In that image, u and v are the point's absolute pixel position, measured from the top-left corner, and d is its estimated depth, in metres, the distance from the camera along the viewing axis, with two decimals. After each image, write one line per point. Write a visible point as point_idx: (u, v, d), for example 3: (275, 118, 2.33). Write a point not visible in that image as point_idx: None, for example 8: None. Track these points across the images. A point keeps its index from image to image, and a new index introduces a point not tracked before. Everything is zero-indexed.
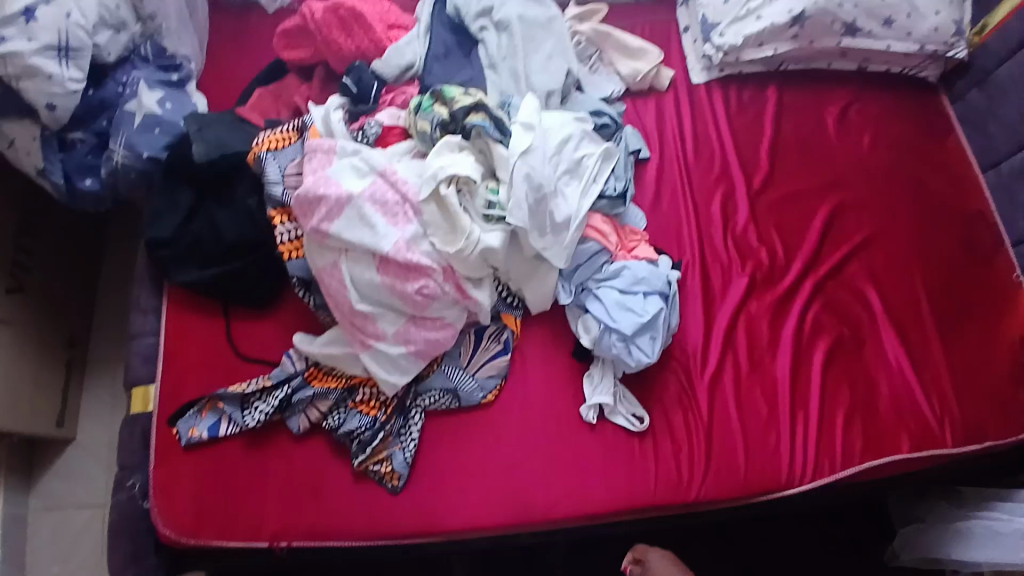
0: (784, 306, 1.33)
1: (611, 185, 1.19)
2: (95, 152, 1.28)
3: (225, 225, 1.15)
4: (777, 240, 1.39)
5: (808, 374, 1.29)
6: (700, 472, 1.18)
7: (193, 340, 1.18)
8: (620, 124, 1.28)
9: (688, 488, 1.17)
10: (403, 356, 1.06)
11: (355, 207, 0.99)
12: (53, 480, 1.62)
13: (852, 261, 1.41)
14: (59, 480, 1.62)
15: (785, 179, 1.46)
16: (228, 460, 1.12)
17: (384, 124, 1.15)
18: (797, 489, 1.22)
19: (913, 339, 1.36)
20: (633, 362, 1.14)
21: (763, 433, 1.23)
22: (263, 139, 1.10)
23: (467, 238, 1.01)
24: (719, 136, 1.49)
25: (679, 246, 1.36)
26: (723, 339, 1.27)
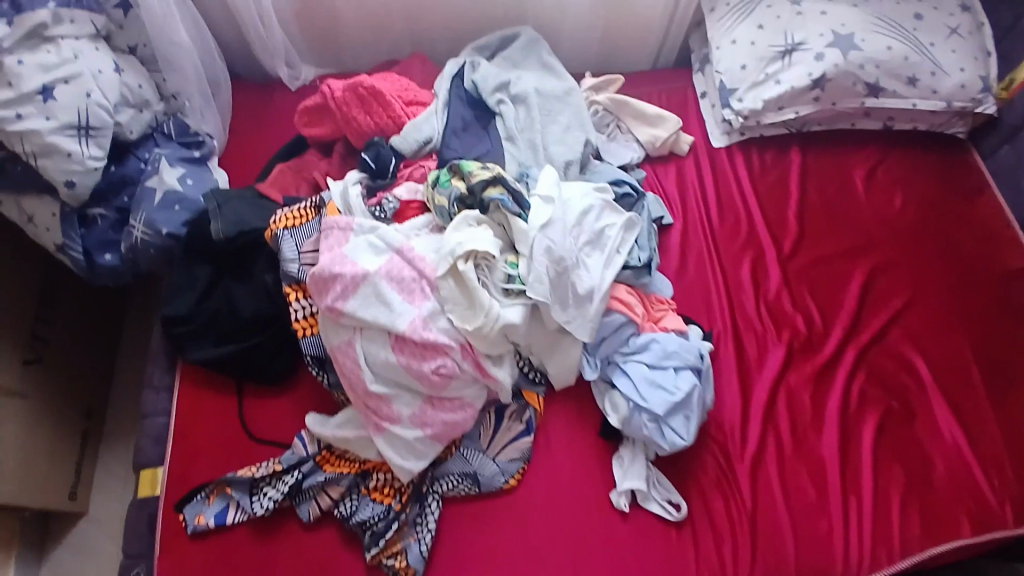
0: (826, 376, 1.25)
1: (635, 255, 1.16)
2: (115, 227, 1.30)
3: (241, 301, 1.14)
4: (812, 305, 1.32)
5: (857, 453, 1.19)
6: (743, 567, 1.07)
7: (204, 420, 1.14)
8: (642, 193, 1.26)
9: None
10: (419, 440, 1.00)
11: (371, 284, 0.97)
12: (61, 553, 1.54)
13: (894, 325, 1.32)
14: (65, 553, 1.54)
15: (815, 241, 1.41)
16: (235, 551, 1.05)
17: (403, 198, 1.14)
18: None
19: (964, 409, 1.24)
20: (665, 444, 1.06)
21: (812, 519, 1.12)
22: (280, 217, 1.11)
23: (487, 315, 0.97)
24: (743, 198, 1.45)
25: (709, 315, 1.30)
26: (763, 414, 1.19)
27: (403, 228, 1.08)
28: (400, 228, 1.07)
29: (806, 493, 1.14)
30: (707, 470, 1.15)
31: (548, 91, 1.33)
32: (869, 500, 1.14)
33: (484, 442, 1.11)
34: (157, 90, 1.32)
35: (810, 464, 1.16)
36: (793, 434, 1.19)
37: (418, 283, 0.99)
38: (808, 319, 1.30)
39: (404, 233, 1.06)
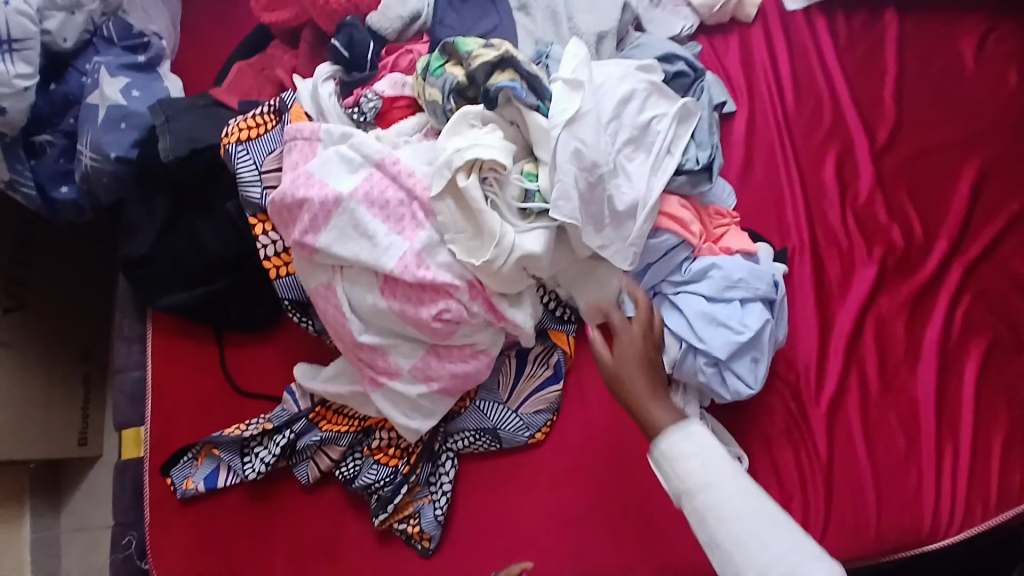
0: (926, 299, 1.00)
1: (691, 155, 0.90)
2: (67, 155, 1.10)
3: (206, 236, 0.96)
4: (910, 211, 1.05)
5: (960, 390, 0.96)
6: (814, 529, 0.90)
7: (182, 373, 1.00)
8: (700, 71, 0.96)
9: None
10: (424, 397, 0.83)
11: (346, 211, 0.75)
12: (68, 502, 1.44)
13: (1014, 233, 1.05)
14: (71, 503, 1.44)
15: (917, 129, 1.11)
16: (230, 517, 0.93)
17: (385, 94, 0.89)
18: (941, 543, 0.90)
19: None
20: (726, 393, 0.86)
21: (899, 470, 0.92)
22: (234, 127, 0.88)
23: (498, 245, 0.75)
24: (826, 75, 1.14)
25: (781, 230, 1.04)
26: (846, 348, 0.97)
27: (386, 134, 0.84)
28: (383, 136, 0.84)
29: (897, 442, 0.93)
30: (775, 418, 0.94)
31: None
32: (970, 448, 0.92)
33: (504, 391, 0.94)
34: None
35: (903, 408, 0.95)
36: (882, 371, 0.96)
37: (409, 207, 0.77)
38: (906, 228, 1.04)
39: (388, 142, 0.83)
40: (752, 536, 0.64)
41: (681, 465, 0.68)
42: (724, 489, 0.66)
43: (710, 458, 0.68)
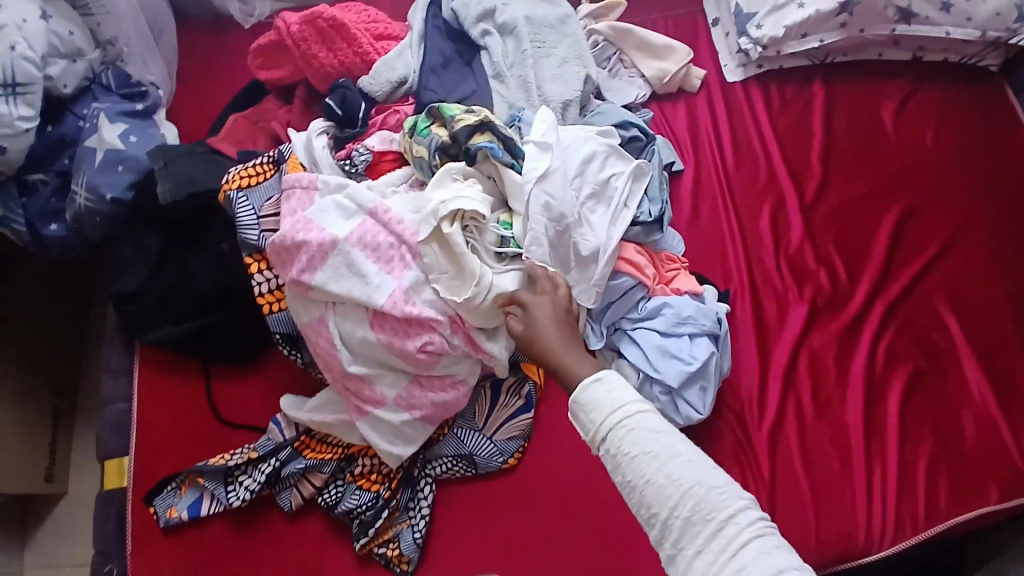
0: (852, 335, 1.14)
1: (645, 209, 1.03)
2: (58, 195, 1.14)
3: (197, 273, 1.02)
4: (836, 257, 1.20)
5: (883, 415, 1.08)
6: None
7: (170, 405, 1.04)
8: (651, 136, 1.11)
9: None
10: (407, 423, 0.90)
11: (341, 253, 0.84)
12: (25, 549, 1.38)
13: (925, 277, 1.20)
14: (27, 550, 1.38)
15: (840, 185, 1.27)
16: (212, 544, 0.97)
17: (375, 149, 1.00)
18: (876, 556, 0.99)
19: (1001, 365, 1.13)
20: (679, 419, 0.97)
21: (835, 487, 1.03)
22: (235, 175, 0.97)
23: (477, 285, 0.85)
24: (761, 139, 1.30)
25: (724, 272, 1.18)
26: (783, 378, 1.09)
27: (378, 185, 0.93)
28: (375, 186, 0.93)
29: (830, 462, 1.04)
30: (724, 442, 1.06)
31: (540, 18, 1.15)
32: (895, 466, 1.04)
33: (481, 419, 1.01)
34: (91, 36, 1.12)
35: (834, 432, 1.06)
36: (815, 398, 1.08)
37: (397, 249, 0.86)
38: (832, 273, 1.18)
39: (380, 191, 0.92)
40: (692, 524, 0.63)
41: (617, 447, 0.67)
42: (661, 459, 0.65)
43: (649, 438, 0.66)
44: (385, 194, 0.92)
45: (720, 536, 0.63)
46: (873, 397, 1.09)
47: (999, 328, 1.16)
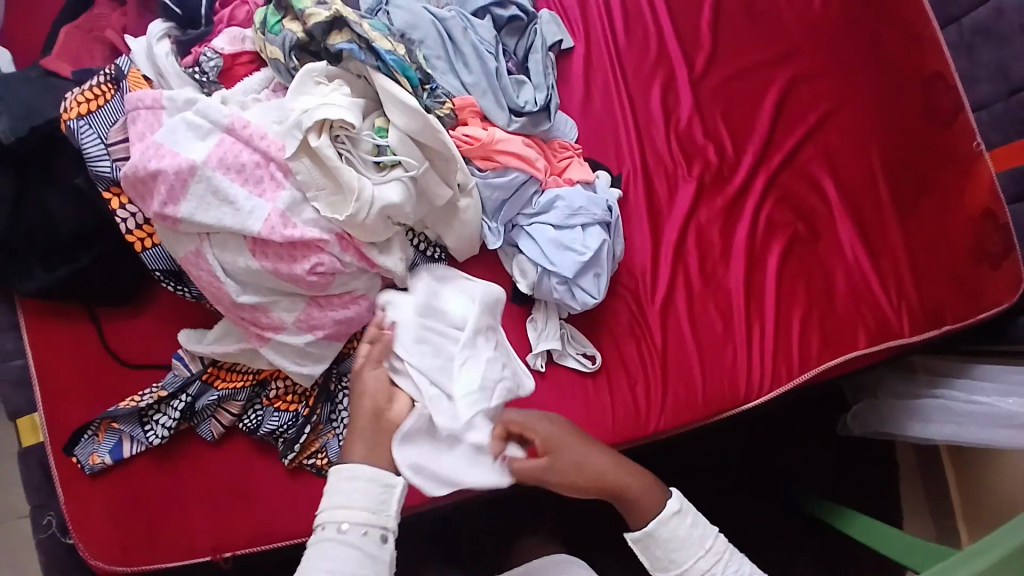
0: (737, 207, 1.20)
1: (529, 97, 1.01)
2: None
3: (57, 215, 0.93)
4: (723, 131, 1.23)
5: (763, 280, 1.18)
6: (655, 404, 1.10)
7: (63, 354, 1.00)
8: (532, 14, 1.06)
9: (644, 425, 1.08)
10: (313, 344, 0.90)
11: (203, 179, 0.78)
12: None
13: (806, 145, 1.26)
14: None
15: (730, 56, 1.27)
16: (139, 480, 0.98)
17: (225, 52, 0.89)
18: (757, 402, 1.13)
19: (868, 224, 1.24)
20: (577, 306, 1.01)
21: (721, 349, 1.14)
22: (71, 102, 0.85)
23: (358, 200, 0.82)
24: (651, 8, 1.26)
25: (617, 156, 1.18)
26: (673, 255, 1.15)
27: (233, 97, 0.85)
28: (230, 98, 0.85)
29: (716, 326, 1.15)
30: (621, 320, 1.13)
31: None
32: (772, 323, 1.16)
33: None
34: None
35: (719, 299, 1.16)
36: (702, 271, 1.16)
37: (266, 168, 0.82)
38: (719, 149, 1.22)
39: (237, 104, 0.84)
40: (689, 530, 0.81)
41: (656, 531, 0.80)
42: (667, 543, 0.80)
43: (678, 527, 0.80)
44: (244, 107, 0.84)
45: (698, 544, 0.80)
46: (754, 263, 1.18)
47: (865, 189, 1.25)
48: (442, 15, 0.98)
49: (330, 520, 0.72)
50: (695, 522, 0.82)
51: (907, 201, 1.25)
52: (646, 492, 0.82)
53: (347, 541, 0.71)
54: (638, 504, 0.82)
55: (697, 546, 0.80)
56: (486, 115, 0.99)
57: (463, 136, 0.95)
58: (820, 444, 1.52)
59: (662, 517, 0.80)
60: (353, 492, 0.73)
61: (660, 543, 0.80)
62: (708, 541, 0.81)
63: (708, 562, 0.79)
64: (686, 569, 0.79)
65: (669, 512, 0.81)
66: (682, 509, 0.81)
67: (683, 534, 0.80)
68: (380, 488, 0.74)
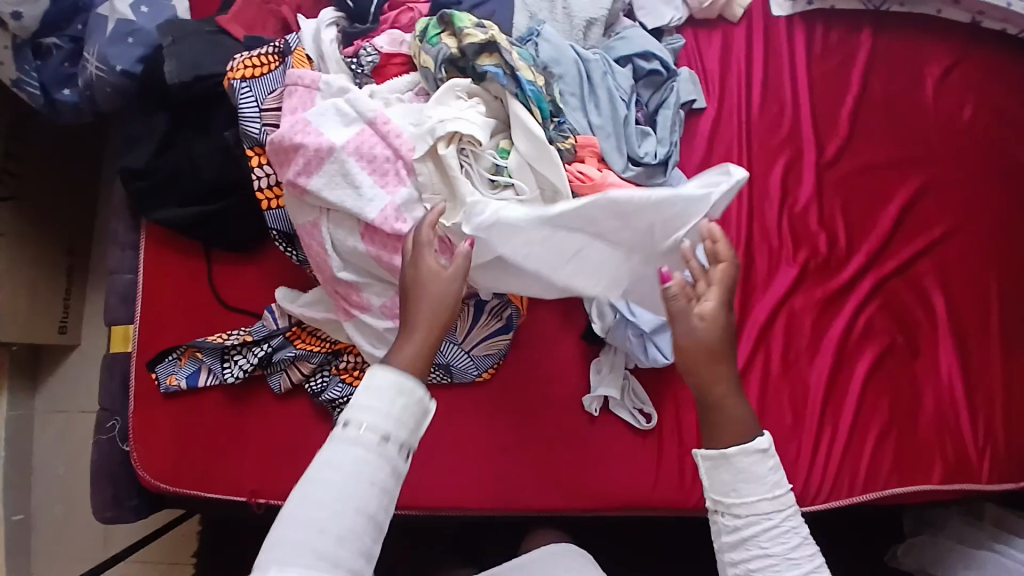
0: (835, 302, 1.15)
1: (650, 150, 1.02)
2: (72, 61, 1.12)
3: (201, 158, 1.03)
4: (839, 222, 1.18)
5: (846, 384, 1.12)
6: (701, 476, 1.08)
7: (172, 282, 1.09)
8: (672, 72, 1.07)
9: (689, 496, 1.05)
10: (390, 331, 0.93)
11: (337, 161, 0.84)
12: (36, 396, 1.48)
13: (925, 256, 1.19)
14: (36, 396, 1.48)
15: (864, 148, 1.23)
16: (205, 412, 1.05)
17: (384, 50, 0.96)
18: (808, 507, 1.08)
19: (971, 354, 1.15)
20: (646, 361, 1.01)
21: (783, 442, 1.09)
22: (238, 64, 0.94)
23: (466, 212, 0.86)
24: (793, 85, 1.24)
25: (722, 223, 1.17)
26: (757, 335, 1.12)
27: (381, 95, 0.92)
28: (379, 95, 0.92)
29: (785, 416, 1.10)
30: None
31: None
32: (845, 430, 1.10)
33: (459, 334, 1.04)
34: None
35: (795, 389, 1.11)
36: (785, 358, 1.12)
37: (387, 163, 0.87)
38: (830, 240, 1.17)
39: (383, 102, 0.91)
40: (769, 476, 0.77)
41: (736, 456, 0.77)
42: (739, 472, 0.77)
43: (759, 466, 0.76)
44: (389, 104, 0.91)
45: (770, 488, 0.76)
46: (841, 363, 1.13)
47: (982, 317, 1.17)
48: (587, 56, 1.01)
49: (369, 422, 0.66)
50: (776, 468, 0.77)
51: (1021, 341, 1.16)
52: (738, 419, 0.80)
53: (384, 452, 0.66)
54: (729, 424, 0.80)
55: (765, 487, 0.77)
56: (604, 156, 0.99)
57: (577, 174, 0.95)
58: (861, 565, 1.42)
59: (745, 447, 0.77)
60: (391, 401, 0.67)
61: (734, 469, 0.77)
62: (779, 488, 0.77)
63: (770, 506, 0.76)
64: (746, 502, 0.77)
65: (755, 447, 0.77)
66: (769, 450, 0.77)
67: (758, 472, 0.77)
68: (419, 411, 0.69)
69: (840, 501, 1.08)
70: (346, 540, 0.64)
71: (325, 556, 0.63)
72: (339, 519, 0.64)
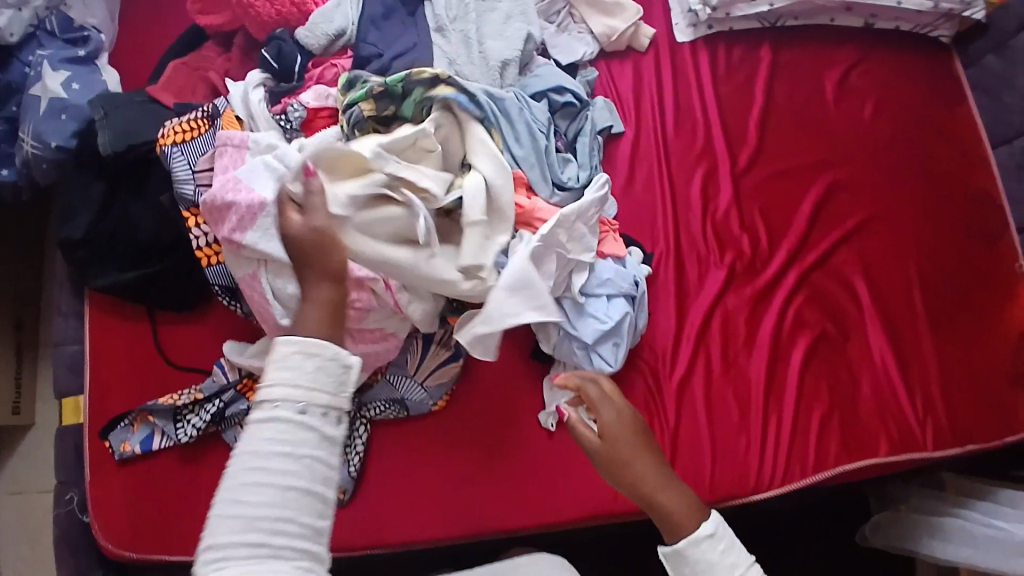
0: (766, 298, 1.22)
1: (572, 174, 1.10)
2: (9, 140, 1.15)
3: (140, 223, 1.05)
4: (760, 224, 1.27)
5: (786, 373, 1.18)
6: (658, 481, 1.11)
7: (120, 347, 1.10)
8: (585, 102, 1.15)
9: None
10: None
11: (269, 214, 0.88)
12: None
13: (844, 247, 1.28)
14: None
15: (776, 153, 1.33)
16: (162, 475, 1.05)
17: (310, 105, 1.01)
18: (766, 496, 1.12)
19: (900, 333, 1.23)
20: (593, 371, 1.06)
21: (733, 435, 1.14)
22: (170, 130, 0.98)
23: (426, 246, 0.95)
24: (703, 103, 1.34)
25: (652, 235, 1.24)
26: (696, 336, 1.18)
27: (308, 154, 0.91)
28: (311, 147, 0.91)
29: (731, 414, 1.15)
30: (635, 393, 1.15)
31: None
32: (790, 417, 1.15)
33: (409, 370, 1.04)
34: None
35: (737, 386, 1.17)
36: (724, 357, 1.18)
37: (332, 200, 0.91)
38: (753, 242, 1.25)
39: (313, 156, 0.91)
40: (722, 559, 0.81)
41: (687, 551, 0.82)
42: (693, 563, 0.81)
43: (711, 553, 0.81)
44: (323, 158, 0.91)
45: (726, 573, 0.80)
46: (777, 356, 1.19)
47: (899, 299, 1.25)
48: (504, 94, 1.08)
49: (284, 399, 0.70)
50: (728, 549, 0.82)
51: (943, 315, 1.25)
52: (685, 512, 0.85)
53: (303, 421, 0.70)
54: (677, 509, 0.86)
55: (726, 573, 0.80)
56: (531, 185, 1.06)
57: None
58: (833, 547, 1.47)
59: (694, 537, 0.82)
60: (306, 376, 0.71)
61: (690, 565, 0.82)
62: (739, 570, 0.80)
63: None
64: None
65: (703, 536, 0.82)
66: (716, 534, 0.82)
67: (711, 559, 0.81)
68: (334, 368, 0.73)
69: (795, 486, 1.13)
70: (288, 502, 0.68)
71: (259, 524, 0.67)
72: (267, 494, 0.68)
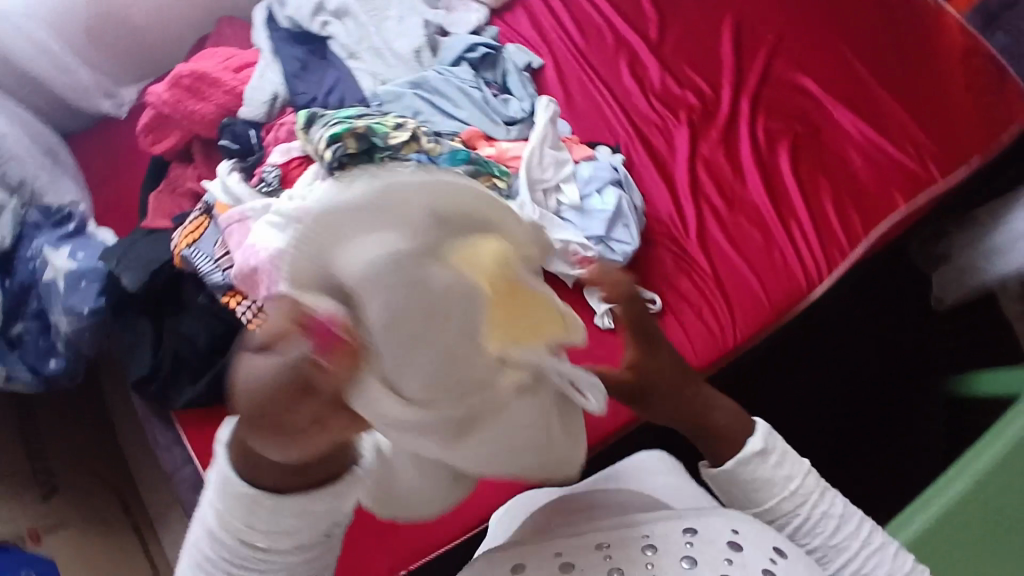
0: (733, 132, 1.31)
1: (517, 107, 1.22)
2: (44, 332, 1.22)
3: (192, 331, 1.15)
4: (696, 77, 1.36)
5: (783, 183, 1.26)
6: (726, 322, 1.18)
7: None
8: (498, 48, 1.27)
9: (725, 341, 1.16)
10: None
11: None
12: None
13: (776, 60, 1.37)
14: None
15: (679, 16, 1.43)
16: None
17: (280, 163, 1.12)
18: (822, 290, 1.19)
19: (861, 103, 1.31)
20: (619, 256, 1.12)
21: (768, 253, 1.21)
22: (180, 238, 1.11)
23: None
24: (596, 7, 1.45)
25: (611, 132, 1.33)
26: (691, 191, 1.27)
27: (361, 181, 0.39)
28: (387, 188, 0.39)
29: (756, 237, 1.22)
30: (666, 262, 1.23)
31: None
32: (807, 216, 1.23)
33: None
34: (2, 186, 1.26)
35: (749, 212, 1.25)
36: (725, 195, 1.26)
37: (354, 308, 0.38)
38: (697, 92, 1.35)
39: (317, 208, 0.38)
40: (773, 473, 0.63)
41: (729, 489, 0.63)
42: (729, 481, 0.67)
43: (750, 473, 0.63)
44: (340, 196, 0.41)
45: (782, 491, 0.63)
46: (769, 171, 1.27)
47: (843, 74, 1.34)
48: (425, 81, 1.22)
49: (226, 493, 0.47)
50: (784, 468, 0.62)
51: (888, 69, 1.33)
52: None
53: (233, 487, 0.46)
54: (725, 440, 0.63)
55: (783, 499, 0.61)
56: (488, 134, 1.19)
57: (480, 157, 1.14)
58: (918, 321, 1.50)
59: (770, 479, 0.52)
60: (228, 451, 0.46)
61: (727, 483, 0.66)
62: (799, 492, 0.62)
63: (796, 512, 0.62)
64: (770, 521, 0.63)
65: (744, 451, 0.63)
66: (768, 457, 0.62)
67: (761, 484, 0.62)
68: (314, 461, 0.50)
69: (843, 269, 1.20)
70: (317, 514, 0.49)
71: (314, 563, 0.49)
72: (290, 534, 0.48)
